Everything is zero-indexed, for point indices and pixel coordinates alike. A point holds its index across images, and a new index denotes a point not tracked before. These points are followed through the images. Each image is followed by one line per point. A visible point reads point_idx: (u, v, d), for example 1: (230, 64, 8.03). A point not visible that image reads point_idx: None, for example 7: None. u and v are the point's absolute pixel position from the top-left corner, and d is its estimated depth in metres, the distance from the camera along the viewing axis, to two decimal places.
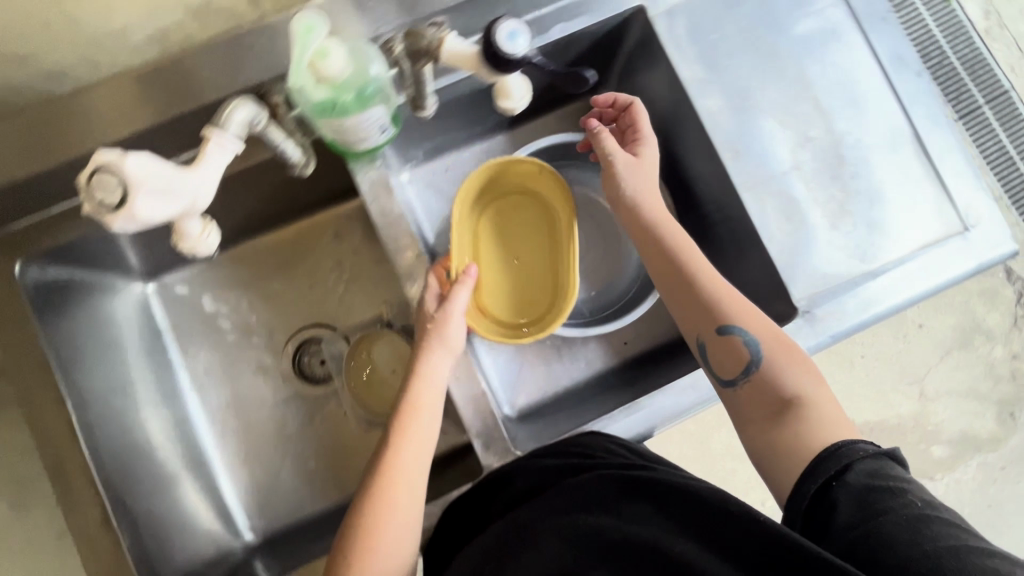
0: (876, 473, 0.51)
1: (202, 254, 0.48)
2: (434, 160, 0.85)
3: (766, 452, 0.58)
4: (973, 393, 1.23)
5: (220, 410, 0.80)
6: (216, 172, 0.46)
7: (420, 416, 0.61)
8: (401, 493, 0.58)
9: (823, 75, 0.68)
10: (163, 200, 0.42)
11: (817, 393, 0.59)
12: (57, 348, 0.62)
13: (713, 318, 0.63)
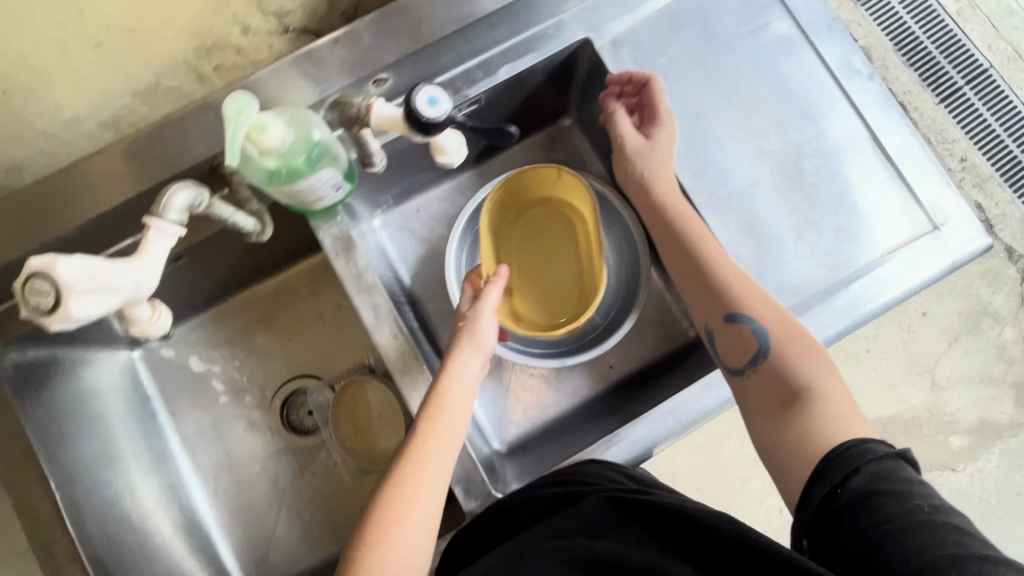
0: (888, 478, 0.48)
1: (157, 333, 0.50)
2: (405, 203, 0.86)
3: (775, 451, 0.57)
4: (989, 378, 1.19)
5: (212, 469, 0.80)
6: (160, 258, 0.47)
7: (441, 430, 0.59)
8: (416, 511, 0.55)
9: (773, 88, 0.68)
10: (103, 294, 0.43)
11: (833, 388, 0.58)
12: (39, 428, 0.63)
13: (725, 304, 0.61)
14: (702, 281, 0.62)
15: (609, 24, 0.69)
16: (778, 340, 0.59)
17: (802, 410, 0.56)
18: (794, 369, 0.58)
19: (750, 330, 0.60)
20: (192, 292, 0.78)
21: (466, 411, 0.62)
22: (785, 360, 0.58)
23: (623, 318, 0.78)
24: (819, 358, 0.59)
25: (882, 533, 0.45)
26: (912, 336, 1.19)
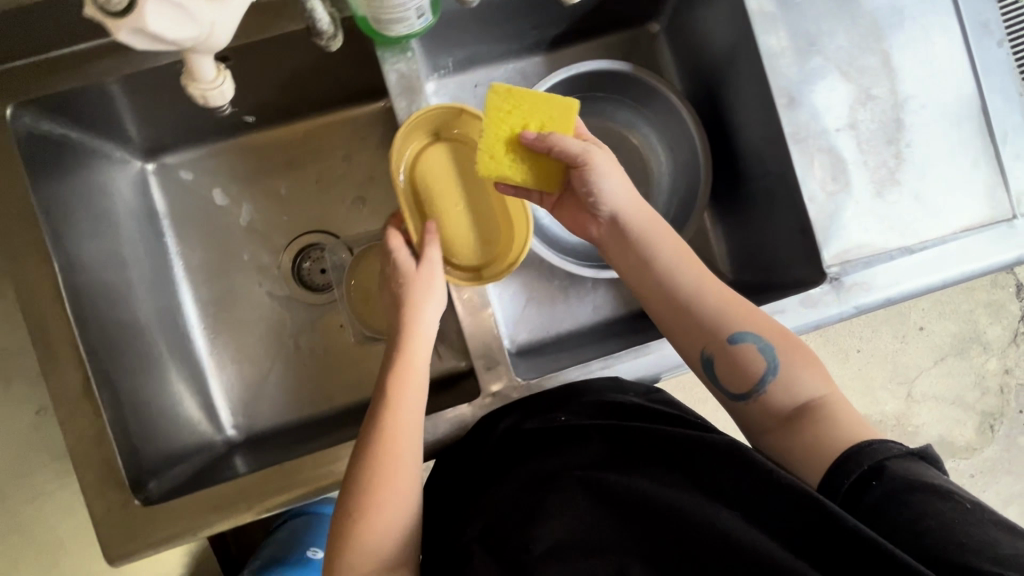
0: (909, 473, 0.47)
1: (215, 102, 0.45)
2: (464, 74, 0.79)
3: (773, 430, 0.56)
4: (960, 401, 1.29)
5: (213, 303, 0.77)
6: (239, 9, 0.41)
7: (426, 308, 0.62)
8: (410, 383, 0.60)
9: (899, 28, 0.63)
10: (175, 16, 0.36)
11: (815, 375, 0.57)
12: (50, 208, 0.59)
13: (708, 324, 0.60)
14: (667, 286, 0.63)
15: None
16: (730, 323, 0.59)
17: (812, 421, 0.54)
18: (754, 348, 0.58)
19: (746, 348, 0.58)
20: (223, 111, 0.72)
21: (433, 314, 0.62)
22: (766, 367, 0.57)
23: None
24: (788, 338, 0.59)
25: (908, 522, 0.45)
26: (903, 347, 1.28)
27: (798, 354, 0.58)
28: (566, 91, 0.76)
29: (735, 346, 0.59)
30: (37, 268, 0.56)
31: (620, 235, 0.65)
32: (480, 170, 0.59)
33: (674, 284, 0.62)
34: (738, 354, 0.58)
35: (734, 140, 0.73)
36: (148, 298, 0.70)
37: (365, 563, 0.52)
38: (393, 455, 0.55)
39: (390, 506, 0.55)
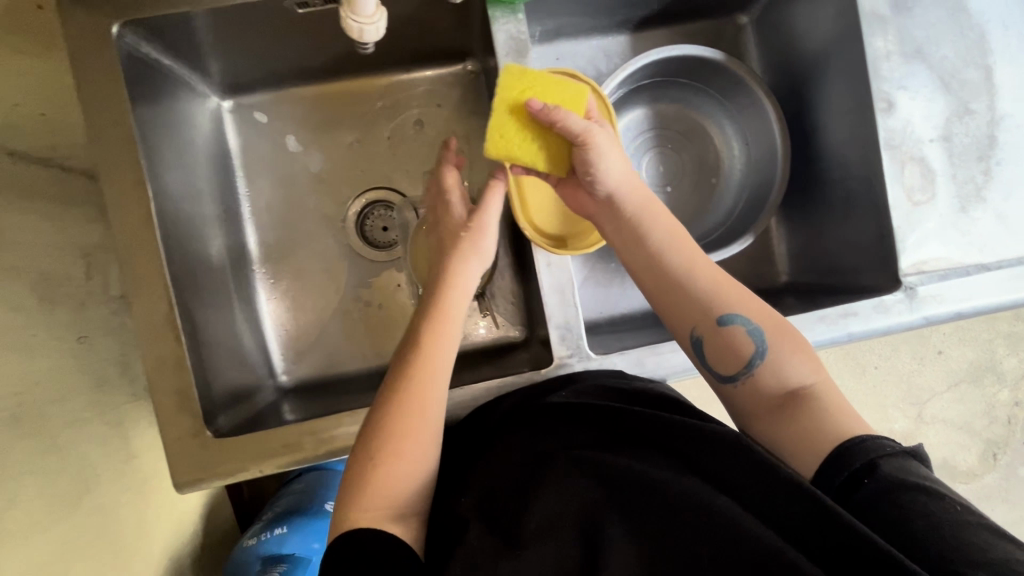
0: (899, 473, 0.46)
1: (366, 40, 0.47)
2: (547, 45, 0.77)
3: (763, 415, 0.54)
4: (966, 427, 1.31)
5: (276, 249, 0.77)
6: None
7: (472, 256, 0.65)
8: (452, 325, 0.60)
9: (1003, 45, 0.63)
10: None
11: (802, 360, 0.55)
12: (143, 128, 0.59)
13: (707, 308, 0.57)
14: (658, 257, 0.61)
15: None
16: (722, 303, 0.57)
17: (800, 411, 0.52)
18: (743, 331, 0.56)
19: (735, 330, 0.56)
20: (307, 55, 0.71)
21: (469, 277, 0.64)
22: (753, 352, 0.55)
23: (730, 242, 0.75)
24: (780, 327, 0.56)
25: (894, 520, 0.44)
26: (919, 369, 1.29)
27: (788, 340, 0.56)
28: (652, 73, 0.75)
29: (725, 328, 0.56)
30: (130, 189, 0.56)
31: (612, 208, 0.63)
32: (489, 149, 0.58)
33: (667, 263, 0.61)
34: (727, 338, 0.56)
35: (815, 140, 0.73)
36: (217, 234, 0.70)
37: (383, 505, 0.50)
38: (418, 395, 0.54)
39: (417, 444, 0.53)
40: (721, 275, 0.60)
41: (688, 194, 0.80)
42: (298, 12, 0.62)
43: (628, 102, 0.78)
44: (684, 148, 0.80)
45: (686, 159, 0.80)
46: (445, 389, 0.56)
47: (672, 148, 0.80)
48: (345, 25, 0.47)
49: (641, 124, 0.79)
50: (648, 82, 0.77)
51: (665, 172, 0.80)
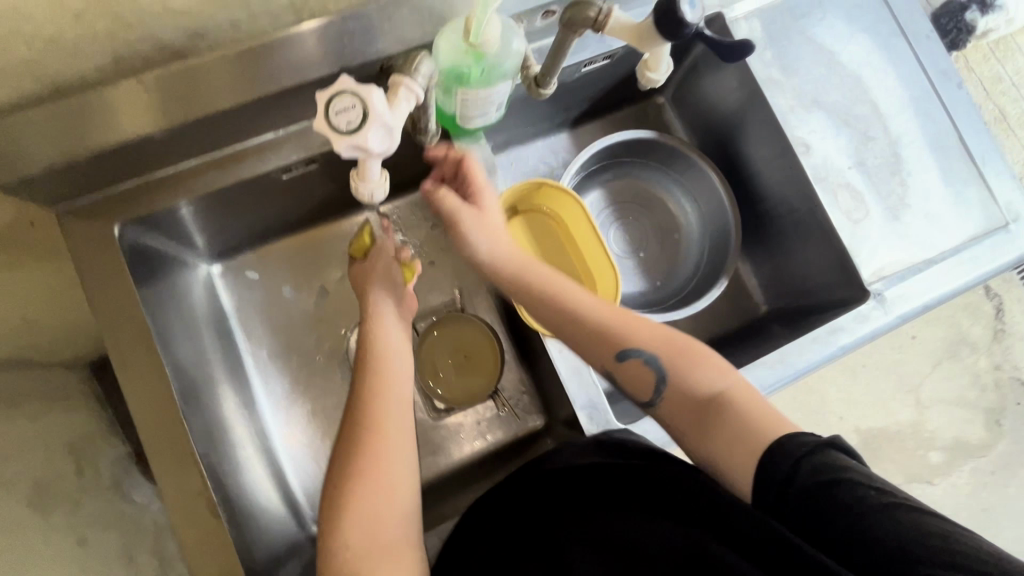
0: (821, 473, 0.44)
1: (376, 197, 0.52)
2: (501, 154, 0.84)
3: (690, 430, 0.53)
4: (963, 401, 1.37)
5: (286, 396, 0.78)
6: (405, 119, 0.47)
7: (392, 358, 0.62)
8: (391, 399, 0.58)
9: (877, 81, 0.75)
10: (382, 134, 0.44)
11: (710, 370, 0.55)
12: (151, 309, 0.61)
13: (608, 346, 0.57)
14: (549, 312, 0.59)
15: (742, 1, 0.73)
16: (617, 338, 0.57)
17: (719, 419, 0.52)
18: (641, 361, 0.56)
19: (635, 364, 0.56)
20: (287, 211, 0.75)
21: (392, 369, 0.61)
22: (656, 378, 0.55)
23: (708, 288, 0.81)
24: (675, 346, 0.56)
25: (833, 521, 0.43)
26: (902, 357, 1.36)
27: (692, 357, 0.56)
28: (598, 159, 0.84)
29: (626, 362, 0.56)
30: (149, 376, 0.57)
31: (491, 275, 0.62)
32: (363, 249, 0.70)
33: (561, 310, 0.58)
34: (631, 370, 0.56)
35: (754, 185, 0.82)
36: (230, 396, 0.71)
37: None
38: (377, 450, 0.54)
39: (383, 531, 0.51)
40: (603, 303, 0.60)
41: (658, 253, 0.88)
42: (282, 177, 0.66)
43: (584, 187, 0.87)
44: (645, 217, 0.89)
45: (648, 225, 0.89)
46: (402, 497, 0.53)
47: (633, 217, 0.89)
48: (357, 191, 0.52)
49: (601, 203, 0.88)
50: (597, 166, 0.86)
51: (632, 240, 0.88)
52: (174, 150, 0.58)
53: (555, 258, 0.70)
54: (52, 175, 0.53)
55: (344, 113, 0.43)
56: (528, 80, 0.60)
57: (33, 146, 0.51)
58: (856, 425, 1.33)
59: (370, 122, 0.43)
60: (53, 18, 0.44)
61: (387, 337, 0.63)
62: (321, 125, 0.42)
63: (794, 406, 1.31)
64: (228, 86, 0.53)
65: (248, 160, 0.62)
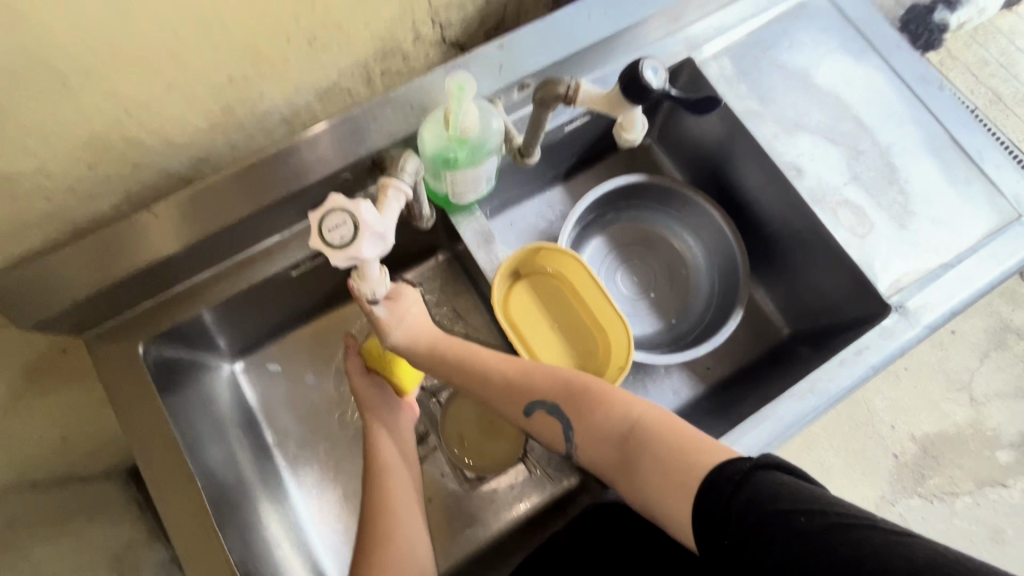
0: (756, 503, 0.43)
1: (378, 291, 0.54)
2: (499, 217, 0.85)
3: (619, 472, 0.55)
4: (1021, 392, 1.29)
5: (318, 487, 0.76)
6: (396, 218, 0.49)
7: (389, 461, 0.67)
8: (396, 514, 0.63)
9: (855, 96, 0.76)
10: (375, 242, 0.47)
11: (617, 406, 0.56)
12: (176, 418, 0.62)
13: (516, 404, 0.61)
14: (463, 376, 0.63)
15: (709, 43, 0.76)
16: (521, 395, 0.61)
17: (635, 457, 0.53)
18: (546, 413, 0.59)
19: (541, 416, 0.60)
20: (299, 303, 0.76)
21: (397, 469, 0.66)
22: (563, 426, 0.59)
23: (726, 319, 0.80)
24: (574, 390, 0.58)
25: (778, 553, 0.41)
26: (945, 355, 1.30)
27: (592, 397, 0.57)
28: (594, 209, 0.85)
29: (534, 417, 0.60)
30: (181, 489, 0.58)
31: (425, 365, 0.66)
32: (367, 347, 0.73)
33: (477, 381, 0.63)
34: (541, 424, 0.60)
35: (751, 211, 0.82)
36: (261, 494, 0.70)
37: None
38: (389, 566, 0.59)
39: None
40: (508, 359, 0.64)
41: (668, 291, 0.88)
42: (292, 275, 0.69)
43: (585, 236, 0.87)
44: (648, 258, 0.89)
45: (654, 265, 0.89)
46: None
47: (638, 258, 0.89)
48: (358, 290, 0.54)
49: (605, 250, 0.88)
50: (593, 217, 0.86)
51: (640, 282, 0.88)
52: (187, 263, 0.60)
53: (563, 315, 0.70)
54: (76, 306, 0.55)
55: (336, 229, 0.45)
56: (512, 150, 0.62)
57: (57, 283, 0.53)
58: (909, 431, 1.26)
59: (360, 234, 0.45)
60: (70, 168, 0.47)
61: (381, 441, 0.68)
62: (317, 243, 0.45)
63: (840, 421, 1.25)
64: (231, 200, 0.56)
65: (259, 263, 0.65)
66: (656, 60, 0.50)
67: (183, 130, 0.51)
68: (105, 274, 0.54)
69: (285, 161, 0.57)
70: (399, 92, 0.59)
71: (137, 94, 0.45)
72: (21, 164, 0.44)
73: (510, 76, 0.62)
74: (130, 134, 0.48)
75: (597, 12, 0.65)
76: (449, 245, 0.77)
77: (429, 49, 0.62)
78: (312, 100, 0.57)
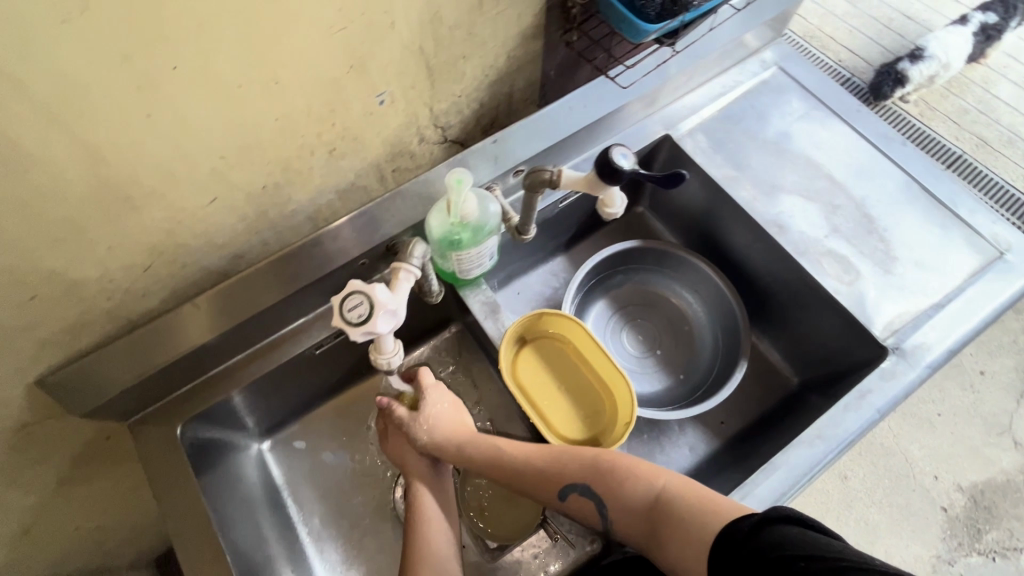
0: (762, 548, 0.43)
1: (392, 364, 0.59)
2: (506, 287, 0.90)
3: (651, 542, 0.55)
4: None
5: (342, 563, 0.77)
6: (407, 296, 0.55)
7: (428, 518, 0.67)
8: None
9: (826, 156, 0.83)
10: (389, 318, 0.52)
11: (642, 477, 0.57)
12: (212, 495, 0.67)
13: (550, 486, 0.62)
14: (495, 462, 0.66)
15: (683, 121, 0.84)
16: (552, 479, 0.62)
17: (663, 526, 0.53)
18: (579, 496, 0.60)
19: (575, 498, 0.61)
20: (323, 380, 0.81)
21: (439, 530, 0.67)
22: (598, 506, 0.59)
23: (731, 372, 0.82)
24: (602, 467, 0.60)
25: None
26: (979, 397, 1.26)
27: (618, 471, 0.59)
28: (595, 273, 0.90)
29: (569, 500, 0.61)
30: (214, 567, 0.60)
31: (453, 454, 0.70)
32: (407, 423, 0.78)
33: (505, 468, 0.65)
34: (576, 506, 0.61)
35: (742, 267, 0.86)
36: (287, 575, 0.73)
37: None
38: None
39: None
40: (536, 446, 0.65)
41: (674, 347, 0.91)
42: (317, 353, 0.74)
43: (589, 300, 0.92)
44: (653, 317, 0.93)
45: (658, 323, 0.92)
46: None
47: (641, 318, 0.93)
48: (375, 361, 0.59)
49: (609, 312, 0.92)
50: (595, 281, 0.91)
51: (646, 340, 0.92)
52: (221, 348, 0.66)
53: (570, 377, 0.73)
54: (123, 394, 0.61)
55: (356, 309, 0.51)
56: (510, 227, 0.69)
57: (109, 374, 0.59)
58: (955, 481, 1.20)
59: (376, 312, 0.51)
60: (129, 273, 0.54)
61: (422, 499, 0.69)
62: (338, 321, 0.50)
63: (878, 475, 1.21)
64: (264, 292, 0.64)
65: (287, 345, 0.71)
66: (626, 146, 0.58)
67: (223, 234, 0.58)
68: (153, 363, 0.61)
69: (311, 252, 0.65)
70: (408, 185, 0.67)
71: (187, 210, 0.52)
72: (90, 274, 0.51)
73: (504, 165, 0.71)
74: (181, 242, 0.55)
75: (578, 105, 0.74)
76: (460, 317, 0.83)
77: (433, 147, 0.71)
78: (333, 199, 0.65)
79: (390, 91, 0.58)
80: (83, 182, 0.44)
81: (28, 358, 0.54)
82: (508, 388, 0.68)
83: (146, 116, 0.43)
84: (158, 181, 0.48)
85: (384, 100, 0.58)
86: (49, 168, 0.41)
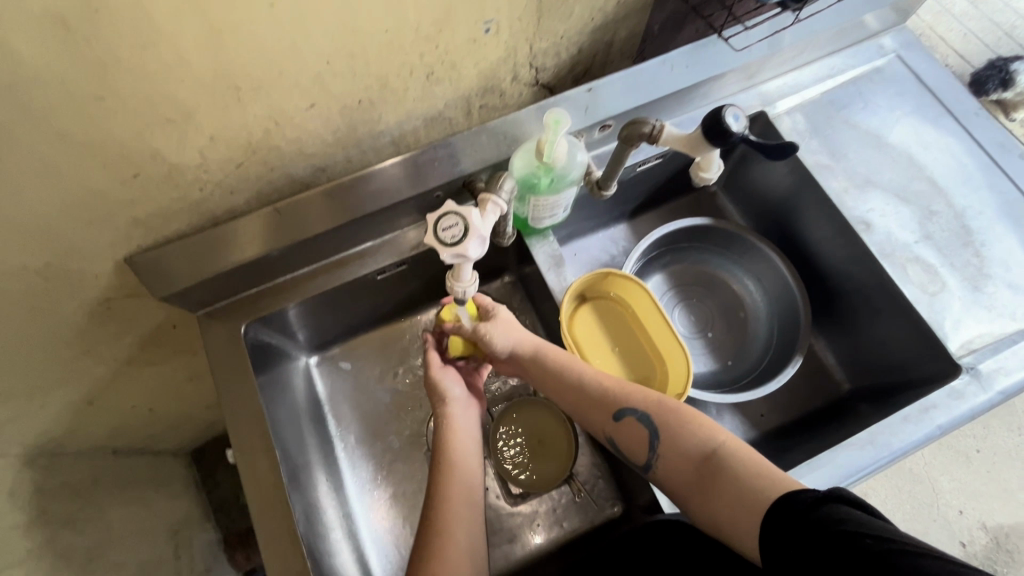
0: (824, 521, 0.43)
1: (463, 294, 0.60)
2: (564, 246, 0.89)
3: (693, 490, 0.55)
4: None
5: (371, 480, 0.81)
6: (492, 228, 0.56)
7: (463, 439, 0.67)
8: (467, 508, 0.61)
9: (931, 158, 0.78)
10: (478, 244, 0.53)
11: (703, 429, 0.57)
12: (264, 391, 0.70)
13: (607, 407, 0.62)
14: (560, 371, 0.66)
15: (782, 99, 0.80)
16: (613, 401, 0.62)
17: (713, 479, 0.53)
18: (636, 421, 0.60)
19: (630, 423, 0.61)
20: (375, 308, 0.83)
21: (469, 452, 0.66)
22: (649, 436, 0.59)
23: (784, 365, 0.79)
24: (666, 408, 0.60)
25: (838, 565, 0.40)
26: None
27: (681, 415, 0.59)
28: (658, 245, 0.87)
29: (622, 422, 0.61)
30: (262, 459, 0.64)
31: (519, 357, 0.69)
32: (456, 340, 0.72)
33: (567, 382, 0.65)
34: (626, 432, 0.61)
35: (813, 262, 0.83)
36: (322, 479, 0.76)
37: None
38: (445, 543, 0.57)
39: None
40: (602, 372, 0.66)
41: (725, 333, 0.89)
42: (377, 278, 0.75)
43: (646, 271, 0.90)
44: (709, 297, 0.90)
45: (712, 306, 0.90)
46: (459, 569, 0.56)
47: (696, 299, 0.91)
48: (449, 288, 0.60)
49: (665, 286, 0.90)
50: (656, 253, 0.89)
51: (697, 321, 0.90)
52: (289, 258, 0.68)
53: (624, 341, 0.73)
54: (197, 286, 0.63)
55: (450, 229, 0.51)
56: (591, 182, 0.68)
57: (185, 263, 0.61)
58: (981, 520, 1.16)
59: (469, 236, 0.51)
60: (222, 167, 0.56)
61: (455, 422, 0.68)
62: (429, 239, 0.51)
63: (901, 499, 1.17)
64: (338, 209, 0.64)
65: (351, 265, 0.73)
66: (739, 108, 0.55)
67: (311, 145, 0.59)
68: (231, 259, 0.63)
69: (388, 178, 0.65)
70: (493, 124, 0.66)
71: (286, 112, 0.53)
72: (189, 162, 0.53)
73: (592, 117, 0.69)
74: (274, 145, 0.56)
75: (680, 64, 0.71)
76: (516, 267, 0.83)
77: (523, 88, 0.69)
78: (418, 126, 0.65)
79: (497, 20, 0.56)
80: (200, 66, 0.45)
81: (122, 234, 0.56)
82: (562, 341, 0.69)
83: (269, 6, 0.43)
84: (267, 77, 0.48)
85: (489, 29, 0.56)
86: (173, 46, 0.42)
